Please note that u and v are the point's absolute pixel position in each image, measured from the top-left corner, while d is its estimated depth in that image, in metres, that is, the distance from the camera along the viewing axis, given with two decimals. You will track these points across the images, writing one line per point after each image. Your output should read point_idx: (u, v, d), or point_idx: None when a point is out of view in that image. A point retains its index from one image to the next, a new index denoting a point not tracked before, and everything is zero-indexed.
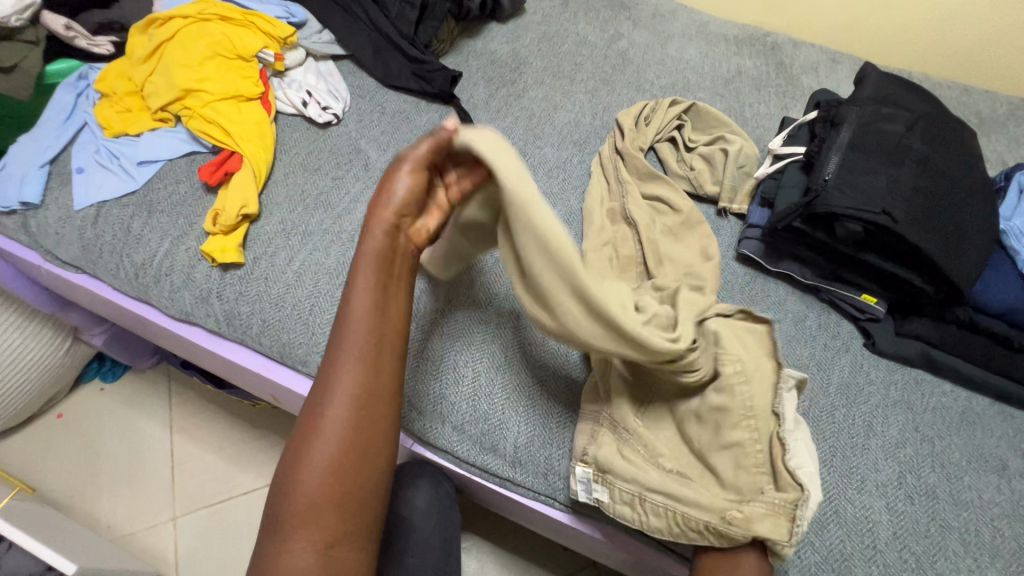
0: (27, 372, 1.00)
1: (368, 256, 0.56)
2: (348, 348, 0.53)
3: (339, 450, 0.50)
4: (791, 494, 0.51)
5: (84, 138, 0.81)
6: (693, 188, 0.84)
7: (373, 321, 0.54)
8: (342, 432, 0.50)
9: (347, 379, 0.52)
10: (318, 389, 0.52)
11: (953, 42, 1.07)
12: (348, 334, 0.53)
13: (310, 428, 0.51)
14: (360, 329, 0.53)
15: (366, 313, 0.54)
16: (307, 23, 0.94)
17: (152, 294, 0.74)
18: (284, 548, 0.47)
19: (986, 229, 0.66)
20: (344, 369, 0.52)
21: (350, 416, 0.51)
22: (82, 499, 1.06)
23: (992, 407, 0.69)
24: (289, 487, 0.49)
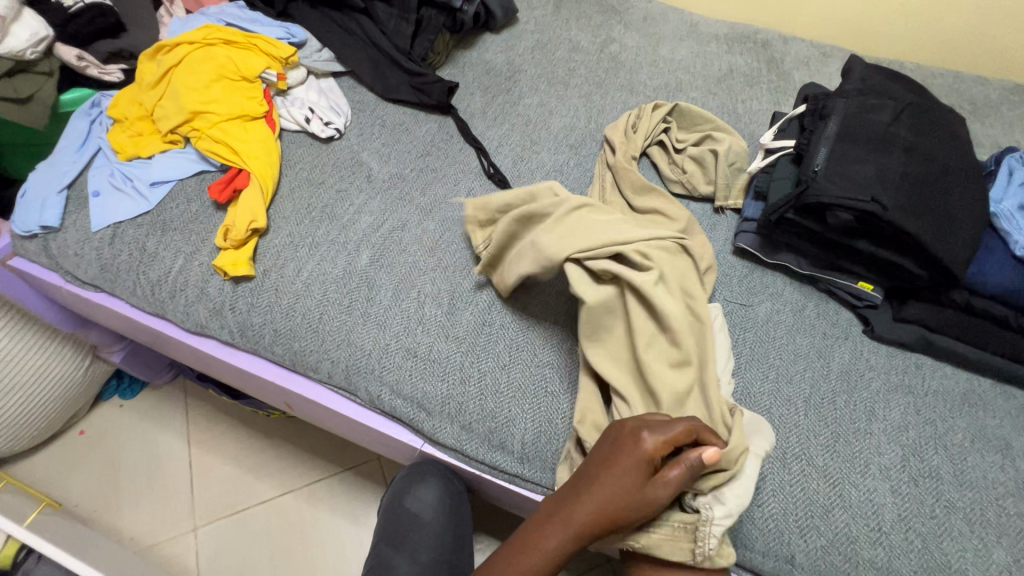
0: (47, 391, 1.02)
1: (630, 463, 0.52)
2: (560, 540, 0.52)
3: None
4: (690, 517, 0.56)
5: (99, 162, 0.85)
6: (688, 191, 0.86)
7: (586, 538, 0.52)
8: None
9: (545, 567, 0.52)
10: (529, 538, 0.53)
11: (940, 31, 1.09)
12: (569, 532, 0.52)
13: (532, 538, 0.53)
14: (573, 533, 0.52)
15: (587, 528, 0.52)
16: (307, 43, 0.98)
17: (168, 309, 0.77)
18: None
19: (975, 212, 0.67)
20: (552, 549, 0.51)
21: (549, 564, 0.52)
22: (105, 513, 1.08)
23: (992, 388, 0.70)
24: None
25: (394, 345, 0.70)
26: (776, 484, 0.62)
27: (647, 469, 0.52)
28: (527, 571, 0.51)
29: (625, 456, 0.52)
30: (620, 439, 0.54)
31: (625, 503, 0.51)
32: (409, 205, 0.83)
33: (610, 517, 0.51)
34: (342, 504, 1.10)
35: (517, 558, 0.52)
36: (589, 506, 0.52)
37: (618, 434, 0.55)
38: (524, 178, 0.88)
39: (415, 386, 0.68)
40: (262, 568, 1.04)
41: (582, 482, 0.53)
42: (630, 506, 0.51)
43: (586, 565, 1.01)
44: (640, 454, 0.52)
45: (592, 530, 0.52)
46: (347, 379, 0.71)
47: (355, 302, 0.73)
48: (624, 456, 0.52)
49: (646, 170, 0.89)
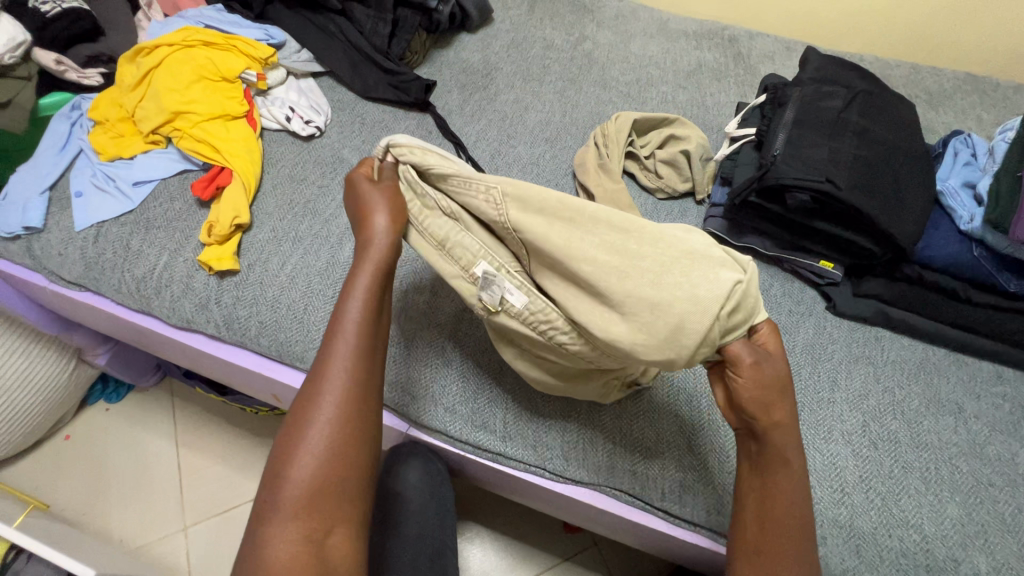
0: (32, 396, 1.02)
1: (373, 222, 0.54)
2: (342, 363, 0.50)
3: (345, 447, 0.49)
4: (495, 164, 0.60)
5: (80, 164, 0.86)
6: (671, 194, 0.88)
7: (373, 311, 0.53)
8: (347, 426, 0.49)
9: (352, 366, 0.50)
10: (319, 366, 0.51)
11: (896, 25, 1.14)
12: (352, 330, 0.51)
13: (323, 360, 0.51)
14: (354, 343, 0.51)
15: (364, 309, 0.52)
16: (286, 44, 1.00)
17: (154, 305, 0.78)
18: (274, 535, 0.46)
19: (923, 190, 0.72)
20: (347, 352, 0.51)
21: (354, 366, 0.51)
22: (93, 514, 1.08)
23: (947, 356, 0.74)
24: (281, 484, 0.47)
25: None
26: None
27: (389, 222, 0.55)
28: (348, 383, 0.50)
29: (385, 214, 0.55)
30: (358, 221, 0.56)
31: (390, 251, 0.54)
32: None
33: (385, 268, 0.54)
34: None
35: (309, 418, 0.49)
36: (361, 289, 0.52)
37: (354, 209, 0.58)
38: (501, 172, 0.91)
39: (399, 371, 0.71)
40: None
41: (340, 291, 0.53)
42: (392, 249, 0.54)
43: (574, 548, 1.04)
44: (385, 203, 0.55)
45: (381, 294, 0.54)
46: None
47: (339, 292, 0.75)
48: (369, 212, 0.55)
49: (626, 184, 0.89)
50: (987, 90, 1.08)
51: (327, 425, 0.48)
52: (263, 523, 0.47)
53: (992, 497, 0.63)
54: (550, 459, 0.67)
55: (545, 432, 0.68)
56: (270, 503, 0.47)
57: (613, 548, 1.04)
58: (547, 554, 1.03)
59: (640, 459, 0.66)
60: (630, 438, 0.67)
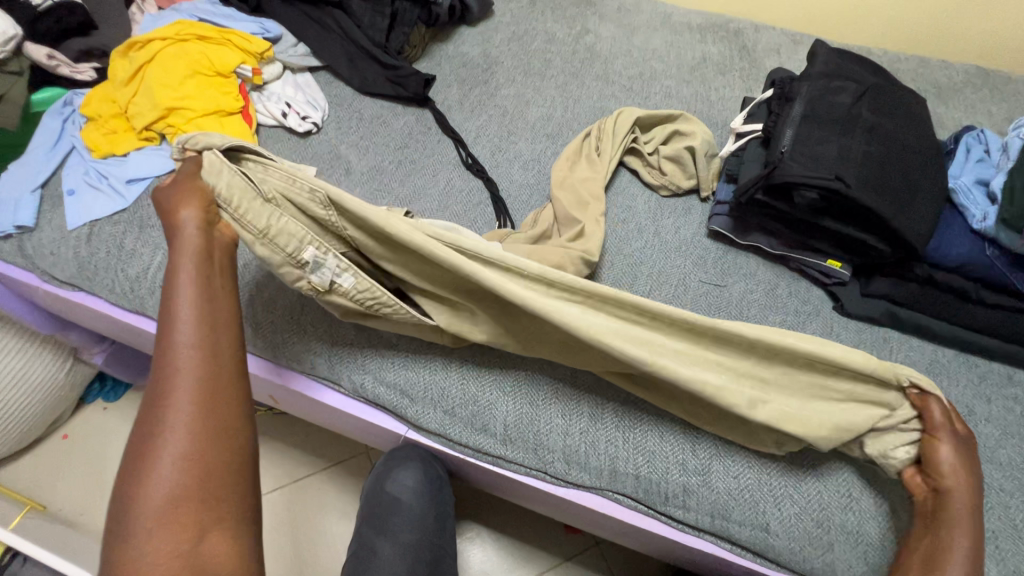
0: (28, 395, 1.01)
1: (182, 215, 0.55)
2: (181, 354, 0.49)
3: (203, 431, 0.46)
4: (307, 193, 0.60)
5: (73, 161, 0.84)
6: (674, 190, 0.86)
7: (207, 295, 0.52)
8: (201, 415, 0.47)
9: (191, 353, 0.49)
10: (157, 372, 0.49)
11: (905, 18, 1.12)
12: (185, 319, 0.50)
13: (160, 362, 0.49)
14: (191, 330, 0.50)
15: (196, 292, 0.52)
16: (282, 37, 0.98)
17: (148, 305, 0.77)
18: (136, 552, 0.42)
19: (934, 188, 0.70)
20: (186, 342, 0.49)
21: (198, 352, 0.49)
22: (92, 515, 1.08)
23: (956, 358, 0.72)
24: (134, 487, 0.44)
25: (376, 333, 0.71)
26: (751, 455, 0.64)
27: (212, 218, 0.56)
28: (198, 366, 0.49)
29: (194, 206, 0.56)
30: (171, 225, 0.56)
31: (205, 234, 0.55)
32: (388, 197, 0.84)
33: (210, 251, 0.55)
34: (331, 498, 1.11)
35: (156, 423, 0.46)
36: (185, 278, 0.52)
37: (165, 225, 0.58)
38: (501, 169, 0.89)
39: (398, 373, 0.69)
40: None
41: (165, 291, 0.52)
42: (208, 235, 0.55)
43: (575, 549, 1.03)
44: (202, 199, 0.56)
45: (209, 280, 0.53)
46: (330, 368, 0.71)
47: None
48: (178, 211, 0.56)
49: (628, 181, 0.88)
50: (998, 83, 1.05)
51: (181, 412, 0.46)
52: (119, 553, 0.42)
53: (1003, 502, 0.62)
54: (551, 463, 0.66)
55: (545, 436, 0.66)
56: (124, 511, 0.43)
57: (615, 548, 1.03)
58: (549, 555, 1.02)
59: (643, 462, 0.64)
60: (633, 441, 0.65)
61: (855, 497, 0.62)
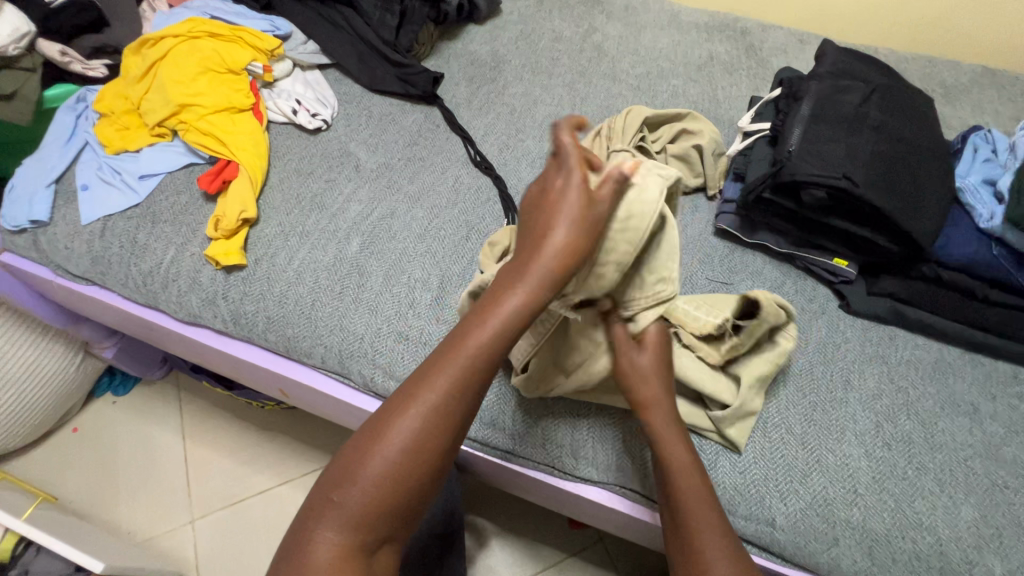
0: (41, 388, 1.02)
1: (562, 234, 0.46)
2: (449, 387, 0.47)
3: (407, 478, 0.46)
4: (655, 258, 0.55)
5: (86, 157, 0.85)
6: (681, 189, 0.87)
7: (504, 343, 0.47)
8: (429, 458, 0.47)
9: (455, 399, 0.47)
10: (414, 388, 0.47)
11: (912, 18, 1.12)
12: (468, 356, 0.47)
13: (421, 381, 0.47)
14: (464, 370, 0.47)
15: (499, 328, 0.47)
16: (292, 35, 0.99)
17: (161, 300, 0.78)
18: (321, 536, 0.45)
19: (941, 188, 0.70)
20: (447, 386, 0.47)
21: (452, 397, 0.47)
22: (102, 507, 1.09)
23: (962, 356, 0.73)
24: (349, 478, 0.46)
25: (386, 329, 0.72)
26: (757, 451, 0.65)
27: (596, 195, 0.47)
28: (425, 425, 0.46)
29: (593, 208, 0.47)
30: (542, 199, 0.48)
31: (565, 262, 0.46)
32: (398, 194, 0.85)
33: (566, 273, 0.47)
34: None
35: (392, 437, 0.46)
36: (511, 302, 0.47)
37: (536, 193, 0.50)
38: (509, 166, 0.90)
39: (408, 368, 0.70)
40: (261, 556, 1.05)
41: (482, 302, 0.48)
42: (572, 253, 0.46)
43: (580, 545, 1.04)
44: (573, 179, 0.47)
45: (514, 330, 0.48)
46: (340, 363, 0.72)
47: (347, 288, 0.74)
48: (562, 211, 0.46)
49: None
50: (1005, 84, 1.06)
51: (391, 465, 0.46)
52: (324, 515, 0.46)
53: (1008, 499, 0.62)
54: (561, 457, 0.67)
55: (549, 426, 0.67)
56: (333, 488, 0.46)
57: (618, 544, 1.04)
58: (553, 550, 1.03)
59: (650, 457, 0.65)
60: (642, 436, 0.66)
61: (893, 503, 0.62)
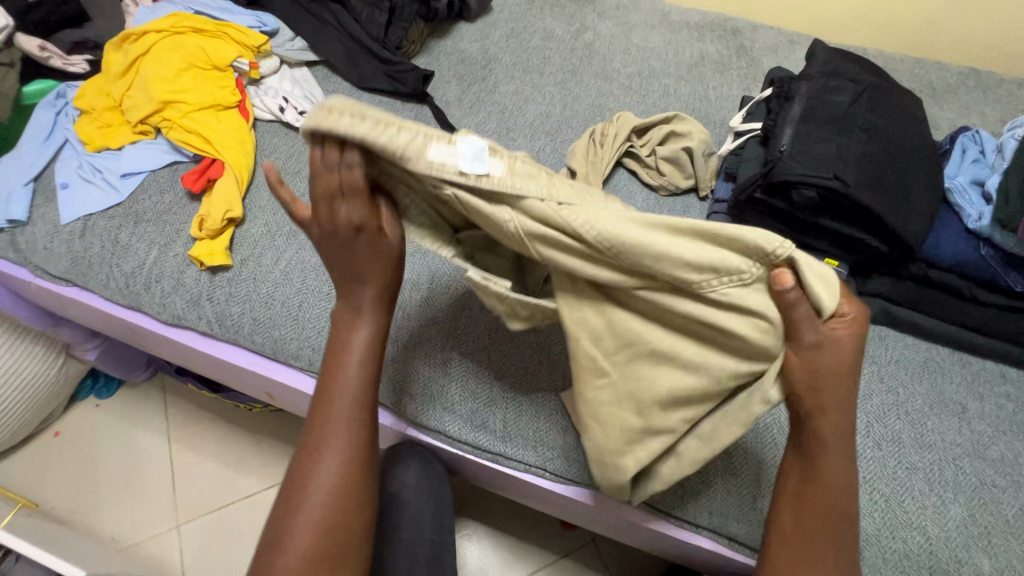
0: (20, 392, 1.00)
1: (365, 317, 0.52)
2: (345, 396, 0.51)
3: (344, 503, 0.48)
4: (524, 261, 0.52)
5: (66, 154, 0.83)
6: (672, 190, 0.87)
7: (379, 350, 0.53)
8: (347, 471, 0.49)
9: (355, 409, 0.51)
10: (317, 422, 0.50)
11: (900, 19, 1.12)
12: (350, 367, 0.51)
13: (321, 411, 0.50)
14: (361, 368, 0.52)
15: (371, 332, 0.52)
16: (279, 31, 0.98)
17: (144, 301, 0.76)
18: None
19: (930, 189, 0.71)
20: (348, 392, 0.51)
21: (352, 411, 0.51)
22: (84, 513, 1.07)
23: (951, 356, 0.73)
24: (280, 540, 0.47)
25: None
26: (749, 452, 0.65)
27: (384, 233, 0.50)
28: (330, 475, 0.48)
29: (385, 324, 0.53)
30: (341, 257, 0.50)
31: (379, 345, 0.53)
32: None
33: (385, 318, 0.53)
34: None
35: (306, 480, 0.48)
36: (369, 314, 0.52)
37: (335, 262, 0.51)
38: None
39: (396, 370, 0.69)
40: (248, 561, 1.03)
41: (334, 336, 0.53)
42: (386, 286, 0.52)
43: (571, 546, 1.03)
44: (358, 339, 0.52)
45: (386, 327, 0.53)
46: None
47: (335, 289, 0.73)
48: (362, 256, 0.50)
49: (625, 180, 0.88)
50: (991, 85, 1.07)
51: (314, 507, 0.47)
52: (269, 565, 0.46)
53: (996, 498, 0.63)
54: (553, 459, 0.66)
55: (514, 413, 0.68)
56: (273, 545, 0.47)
57: (610, 545, 1.04)
58: (545, 551, 1.03)
59: None
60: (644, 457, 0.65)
61: (883, 503, 0.62)
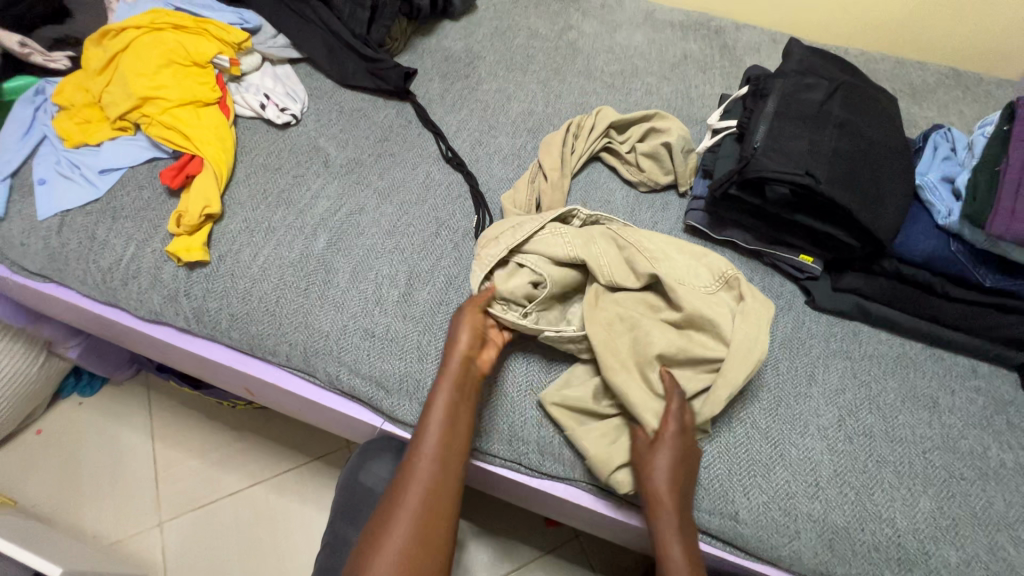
0: (0, 389, 0.99)
1: (456, 342, 0.63)
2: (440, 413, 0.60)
3: (431, 495, 0.57)
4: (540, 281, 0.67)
5: (44, 150, 0.83)
6: (651, 186, 0.87)
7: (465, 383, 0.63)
8: (436, 469, 0.58)
9: (445, 422, 0.60)
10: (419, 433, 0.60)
11: (881, 19, 1.13)
12: (445, 392, 0.61)
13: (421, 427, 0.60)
14: (451, 392, 0.61)
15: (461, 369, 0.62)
16: (261, 28, 0.97)
17: (121, 297, 0.76)
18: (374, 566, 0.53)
19: (902, 185, 0.72)
20: (444, 411, 0.60)
21: (444, 424, 0.60)
22: (65, 511, 1.06)
23: (923, 351, 0.74)
24: (383, 525, 0.55)
25: (353, 326, 0.71)
26: (722, 446, 0.65)
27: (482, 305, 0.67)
28: (426, 461, 0.58)
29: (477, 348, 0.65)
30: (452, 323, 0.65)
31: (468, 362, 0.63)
32: (367, 189, 0.84)
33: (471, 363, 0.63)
34: (311, 492, 1.10)
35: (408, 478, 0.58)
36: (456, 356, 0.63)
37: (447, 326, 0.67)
38: (481, 163, 0.89)
39: (373, 365, 0.69)
40: (230, 558, 1.03)
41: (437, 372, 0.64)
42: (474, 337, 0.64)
43: (554, 543, 1.04)
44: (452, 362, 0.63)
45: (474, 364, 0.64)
46: (306, 360, 0.71)
47: (313, 285, 0.73)
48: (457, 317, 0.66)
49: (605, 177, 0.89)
50: (970, 85, 1.08)
51: (411, 503, 0.56)
52: (370, 549, 0.55)
53: (964, 490, 0.63)
54: (528, 453, 0.67)
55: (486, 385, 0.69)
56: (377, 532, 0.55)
57: (593, 543, 1.04)
58: (528, 548, 1.03)
59: None
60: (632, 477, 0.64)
61: (853, 496, 0.63)
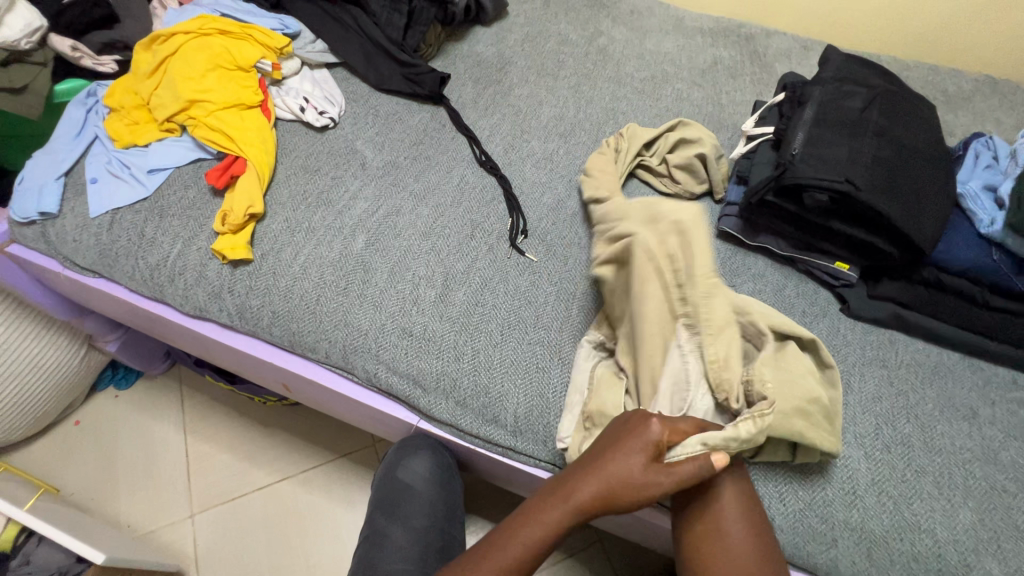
0: (45, 381, 1.03)
1: (622, 462, 0.53)
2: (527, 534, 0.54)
3: None
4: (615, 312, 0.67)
5: (96, 151, 0.86)
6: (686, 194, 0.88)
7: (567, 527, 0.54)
8: None
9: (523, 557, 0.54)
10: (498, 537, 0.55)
11: (915, 26, 1.13)
12: (542, 524, 0.54)
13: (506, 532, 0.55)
14: (546, 531, 0.54)
15: (565, 515, 0.54)
16: (301, 33, 0.99)
17: (167, 293, 0.78)
18: None
19: (943, 193, 0.71)
20: (527, 538, 0.54)
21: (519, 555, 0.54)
22: (102, 500, 1.09)
23: (961, 361, 0.73)
24: None
25: (391, 325, 0.73)
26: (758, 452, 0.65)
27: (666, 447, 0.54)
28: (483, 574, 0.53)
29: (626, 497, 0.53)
30: (623, 433, 0.55)
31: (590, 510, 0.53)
32: (403, 192, 0.85)
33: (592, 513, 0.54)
34: (337, 489, 1.12)
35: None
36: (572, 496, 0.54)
37: (628, 426, 0.56)
38: (515, 167, 0.91)
39: (411, 363, 0.71)
40: (259, 551, 1.05)
41: (556, 484, 0.56)
42: (619, 489, 0.53)
43: (577, 546, 1.04)
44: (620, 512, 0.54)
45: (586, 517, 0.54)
46: (344, 358, 0.73)
47: (352, 283, 0.75)
48: (630, 443, 0.53)
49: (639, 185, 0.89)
50: (1007, 93, 1.06)
51: None
52: None
53: (1006, 502, 0.63)
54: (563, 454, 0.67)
55: (519, 386, 0.69)
56: None
57: (617, 547, 1.04)
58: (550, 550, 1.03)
59: None
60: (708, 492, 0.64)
61: (892, 505, 0.62)
